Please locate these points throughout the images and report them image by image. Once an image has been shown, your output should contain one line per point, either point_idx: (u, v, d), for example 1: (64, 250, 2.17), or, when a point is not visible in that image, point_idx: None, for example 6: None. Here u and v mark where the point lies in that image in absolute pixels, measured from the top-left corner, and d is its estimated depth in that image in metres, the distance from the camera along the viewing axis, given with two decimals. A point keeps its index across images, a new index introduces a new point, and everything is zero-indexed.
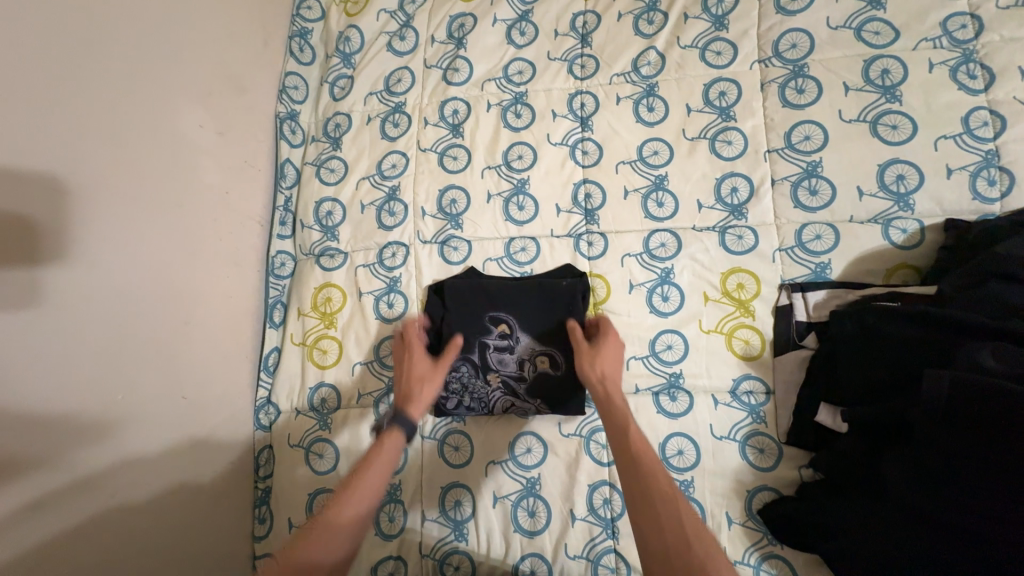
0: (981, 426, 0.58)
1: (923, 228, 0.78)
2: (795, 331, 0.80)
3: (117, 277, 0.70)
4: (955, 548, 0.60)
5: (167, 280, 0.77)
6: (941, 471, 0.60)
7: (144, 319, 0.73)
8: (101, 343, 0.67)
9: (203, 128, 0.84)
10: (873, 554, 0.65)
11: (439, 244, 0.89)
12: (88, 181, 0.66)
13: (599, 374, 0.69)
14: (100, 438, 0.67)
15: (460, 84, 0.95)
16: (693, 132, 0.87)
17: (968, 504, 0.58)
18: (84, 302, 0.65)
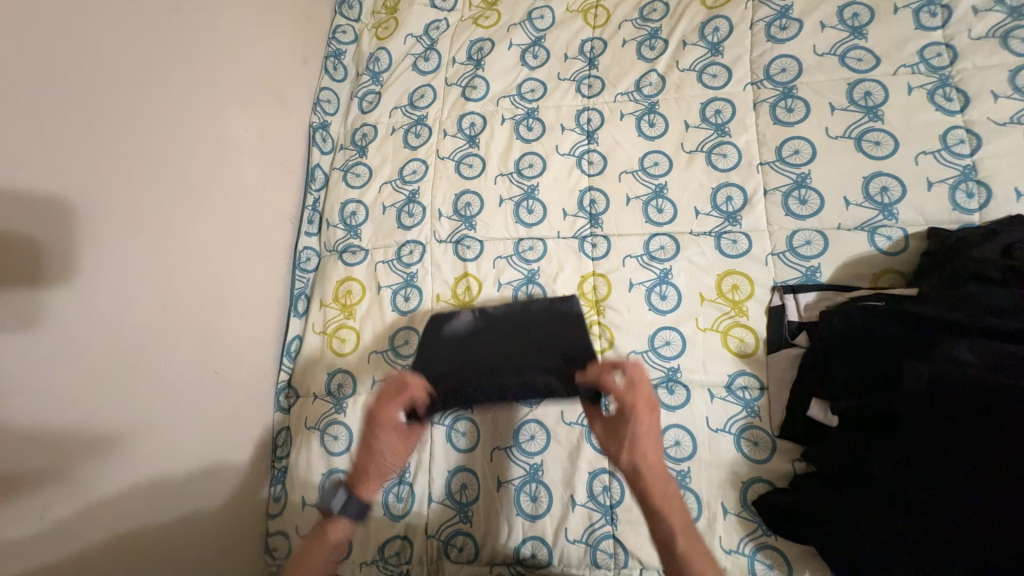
0: (980, 423, 0.59)
1: (907, 236, 0.83)
2: (787, 331, 0.84)
3: (157, 262, 0.76)
4: (953, 538, 0.60)
5: (200, 269, 0.83)
6: (934, 461, 0.62)
7: (175, 305, 0.79)
8: (140, 323, 0.73)
9: (245, 132, 0.94)
10: (870, 546, 0.66)
11: (453, 243, 0.97)
12: (141, 172, 0.74)
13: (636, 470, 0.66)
14: (131, 413, 0.72)
15: (478, 100, 1.04)
16: (691, 145, 0.94)
17: (962, 494, 0.60)
18: (131, 277, 0.73)
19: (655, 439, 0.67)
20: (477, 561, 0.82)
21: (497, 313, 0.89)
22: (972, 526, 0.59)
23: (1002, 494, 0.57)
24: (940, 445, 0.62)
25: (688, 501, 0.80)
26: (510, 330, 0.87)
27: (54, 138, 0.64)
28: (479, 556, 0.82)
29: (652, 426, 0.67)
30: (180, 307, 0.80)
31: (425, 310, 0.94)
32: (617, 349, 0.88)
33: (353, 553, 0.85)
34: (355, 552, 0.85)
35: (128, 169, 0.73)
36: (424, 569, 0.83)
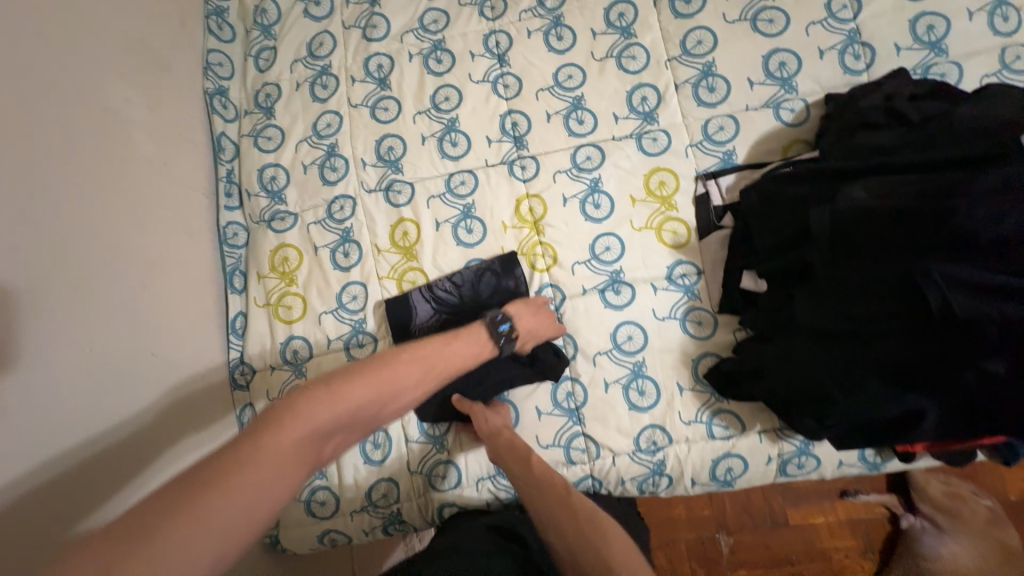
0: (878, 242, 0.64)
1: (808, 105, 0.88)
2: (714, 215, 0.89)
3: (54, 245, 0.67)
4: (879, 353, 0.65)
5: (105, 254, 0.75)
6: (847, 290, 0.67)
7: (79, 296, 0.70)
8: (54, 315, 0.66)
9: (130, 102, 0.86)
10: (808, 387, 0.70)
11: (383, 189, 0.94)
12: (27, 145, 0.66)
13: (497, 428, 0.78)
14: (52, 420, 0.63)
15: (380, 40, 0.99)
16: (601, 53, 0.94)
17: (872, 312, 0.65)
18: (47, 261, 0.66)
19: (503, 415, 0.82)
20: (462, 485, 0.85)
21: (451, 299, 0.90)
22: (897, 340, 0.64)
23: (903, 303, 0.63)
24: (851, 273, 0.66)
25: (647, 389, 0.85)
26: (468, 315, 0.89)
27: None
28: (463, 480, 0.85)
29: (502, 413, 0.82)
30: (88, 297, 0.71)
31: (368, 261, 0.92)
32: (561, 264, 0.90)
33: (342, 504, 0.86)
34: (343, 502, 0.86)
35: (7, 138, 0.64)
36: (414, 504, 0.86)
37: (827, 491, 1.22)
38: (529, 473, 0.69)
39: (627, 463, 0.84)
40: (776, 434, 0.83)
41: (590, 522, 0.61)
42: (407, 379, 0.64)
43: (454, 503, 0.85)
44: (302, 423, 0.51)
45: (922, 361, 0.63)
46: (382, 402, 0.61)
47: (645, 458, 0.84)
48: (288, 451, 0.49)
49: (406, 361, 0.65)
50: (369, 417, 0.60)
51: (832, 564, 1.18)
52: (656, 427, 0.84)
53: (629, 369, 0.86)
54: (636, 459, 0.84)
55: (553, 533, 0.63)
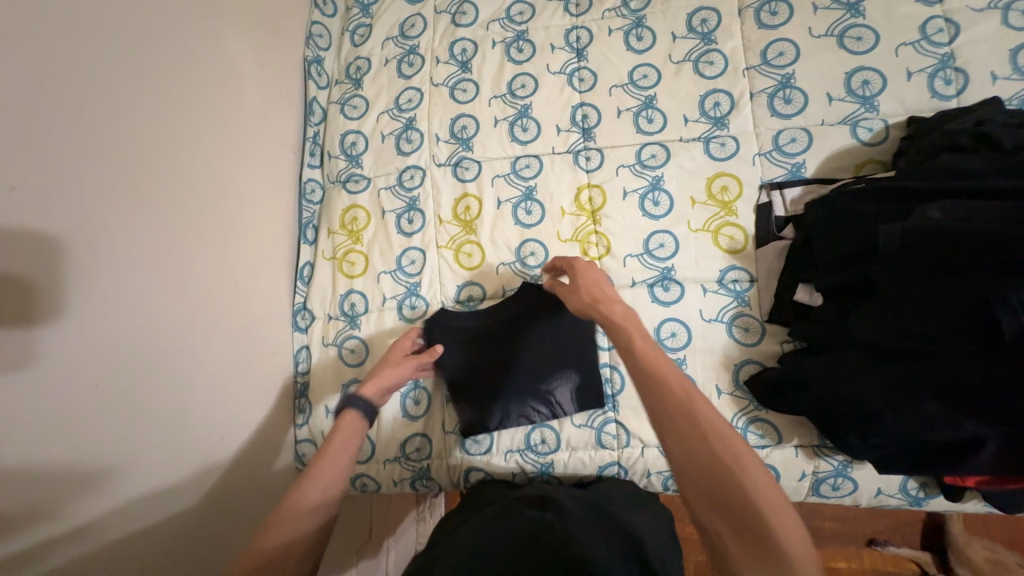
0: (952, 263, 0.63)
1: (888, 126, 0.87)
2: (775, 225, 0.89)
3: (166, 170, 0.76)
4: (942, 376, 0.63)
5: (206, 186, 0.83)
6: (911, 310, 0.66)
7: (181, 220, 0.78)
8: (160, 233, 0.74)
9: (243, 58, 0.95)
10: (856, 402, 0.69)
11: (452, 165, 1.00)
12: (157, 84, 0.76)
13: (589, 298, 0.68)
14: (141, 322, 0.70)
15: (467, 26, 1.05)
16: (678, 56, 0.96)
17: (933, 332, 0.64)
18: (161, 186, 0.75)
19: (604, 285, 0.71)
20: (492, 452, 0.89)
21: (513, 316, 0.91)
22: (962, 363, 0.63)
23: (971, 326, 0.61)
24: (915, 290, 0.65)
25: None
26: (549, 372, 0.86)
27: (86, 38, 0.65)
28: (494, 447, 0.89)
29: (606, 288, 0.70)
30: (183, 220, 0.79)
31: (430, 231, 0.98)
32: (614, 255, 0.92)
33: (378, 452, 0.91)
34: (378, 451, 0.91)
35: (142, 75, 0.73)
36: (444, 463, 0.90)
37: (852, 536, 1.17)
38: (632, 357, 0.57)
39: (655, 457, 0.85)
40: (813, 451, 0.82)
41: (701, 425, 0.50)
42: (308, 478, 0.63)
43: (481, 467, 0.89)
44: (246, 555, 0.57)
45: (987, 389, 0.61)
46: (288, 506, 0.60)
47: None
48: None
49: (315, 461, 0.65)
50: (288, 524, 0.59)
51: None
52: None
53: None
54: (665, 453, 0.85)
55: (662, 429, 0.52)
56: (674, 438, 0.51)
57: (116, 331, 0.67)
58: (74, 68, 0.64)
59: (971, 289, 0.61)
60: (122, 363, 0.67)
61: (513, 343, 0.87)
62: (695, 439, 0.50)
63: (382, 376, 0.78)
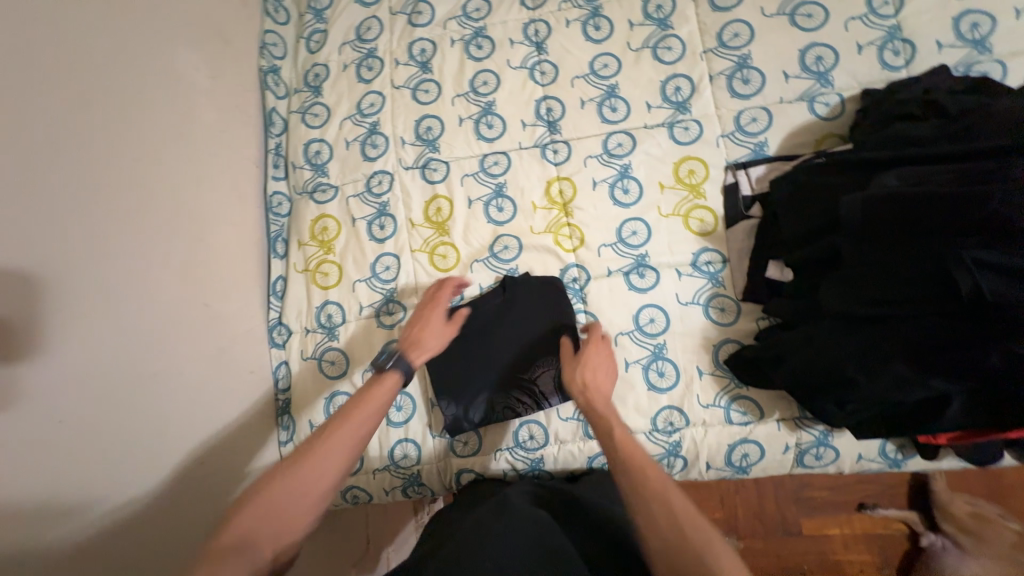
0: (910, 228, 0.66)
1: (844, 100, 0.88)
2: (742, 204, 0.90)
3: (121, 189, 0.74)
4: (911, 338, 0.65)
5: (164, 204, 0.81)
6: (877, 276, 0.67)
7: (141, 243, 0.76)
8: (119, 258, 0.72)
9: (196, 72, 0.93)
10: (831, 371, 0.71)
11: (420, 167, 0.99)
12: (105, 103, 0.73)
13: (582, 381, 0.73)
14: (107, 349, 0.68)
15: (425, 26, 1.04)
16: (637, 44, 0.97)
17: (897, 295, 0.66)
18: (117, 209, 0.73)
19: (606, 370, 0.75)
20: (482, 452, 0.88)
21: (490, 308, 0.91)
22: (928, 324, 0.64)
23: (931, 288, 0.63)
24: (879, 256, 0.67)
25: (667, 370, 0.87)
26: (530, 359, 0.87)
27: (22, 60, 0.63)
28: (483, 447, 0.88)
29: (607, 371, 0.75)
30: (144, 241, 0.76)
31: (402, 235, 0.97)
32: (588, 246, 0.92)
33: (366, 463, 0.90)
34: (367, 462, 0.90)
35: (87, 96, 0.71)
36: (434, 468, 0.89)
37: (843, 504, 1.20)
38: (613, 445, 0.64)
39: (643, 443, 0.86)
40: (794, 423, 0.84)
41: (678, 516, 0.56)
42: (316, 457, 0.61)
43: (472, 468, 0.89)
44: (241, 519, 0.57)
45: (951, 348, 0.63)
46: (290, 488, 0.59)
47: (661, 437, 0.86)
48: (229, 553, 0.54)
49: (335, 431, 0.62)
50: (296, 499, 0.59)
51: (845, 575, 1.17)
52: (674, 408, 0.86)
53: (650, 350, 0.88)
54: (652, 438, 0.86)
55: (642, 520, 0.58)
56: (651, 529, 0.57)
57: (80, 361, 0.65)
58: (12, 93, 0.61)
59: (931, 252, 0.63)
60: (87, 395, 0.65)
61: (495, 335, 0.89)
62: (670, 532, 0.55)
63: (419, 339, 0.76)
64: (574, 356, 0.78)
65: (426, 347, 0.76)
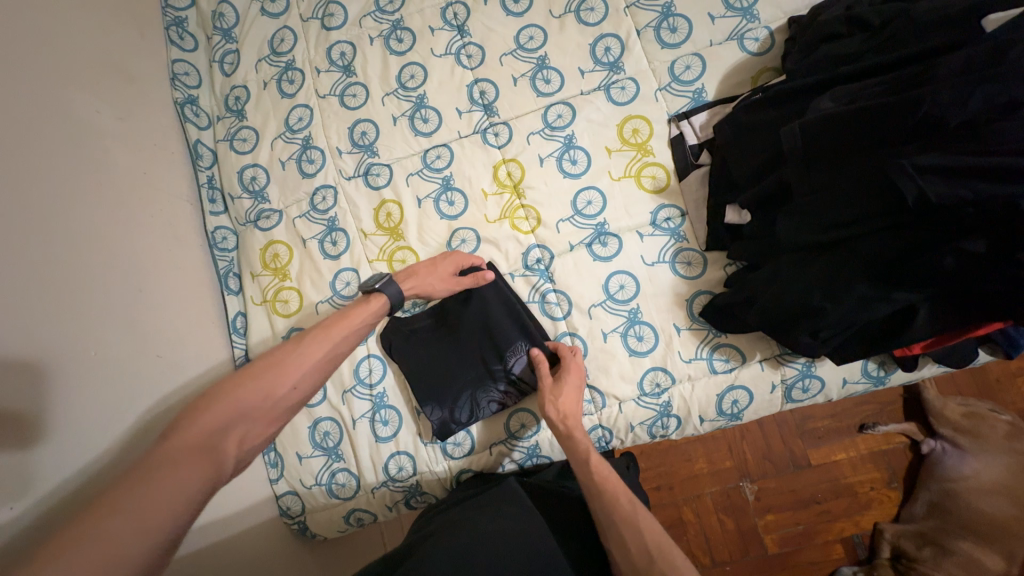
0: (849, 148, 0.66)
1: (772, 33, 0.88)
2: (691, 154, 0.89)
3: (45, 251, 0.69)
4: (870, 254, 0.65)
5: (96, 260, 0.76)
6: (829, 199, 0.68)
7: (81, 303, 0.71)
8: (60, 323, 0.68)
9: (100, 115, 0.87)
10: (799, 302, 0.71)
11: (362, 175, 0.95)
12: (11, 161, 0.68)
13: (562, 412, 0.77)
14: (55, 423, 0.64)
15: (340, 28, 1.00)
16: (559, 9, 0.94)
17: (852, 216, 0.66)
18: (46, 271, 0.68)
19: (575, 388, 0.79)
20: (477, 450, 0.87)
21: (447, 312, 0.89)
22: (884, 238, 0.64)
23: (879, 201, 0.64)
24: (830, 181, 0.68)
25: (646, 333, 0.86)
26: (501, 350, 0.86)
27: None
28: (477, 444, 0.87)
29: (574, 386, 0.79)
30: (81, 302, 0.71)
31: (355, 247, 0.93)
32: (546, 224, 0.91)
33: (363, 484, 0.88)
34: (363, 481, 0.88)
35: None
36: (432, 474, 0.87)
37: (844, 429, 1.23)
38: (589, 476, 0.69)
39: (634, 409, 0.86)
40: (777, 360, 0.85)
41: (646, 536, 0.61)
42: (292, 366, 0.64)
43: (470, 468, 0.87)
44: (196, 429, 0.53)
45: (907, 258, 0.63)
46: (260, 398, 0.59)
47: (651, 401, 0.86)
48: (186, 455, 0.50)
49: (314, 341, 0.68)
50: (270, 403, 0.61)
51: (858, 497, 1.19)
52: (658, 369, 0.86)
53: (625, 317, 0.87)
54: (642, 403, 0.86)
55: (619, 554, 0.63)
56: (620, 546, 0.63)
57: (30, 440, 0.61)
58: None
59: (871, 169, 0.64)
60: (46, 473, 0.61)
61: (460, 336, 0.88)
62: (642, 561, 0.60)
63: (420, 275, 0.84)
64: (553, 381, 0.80)
65: (426, 287, 0.84)
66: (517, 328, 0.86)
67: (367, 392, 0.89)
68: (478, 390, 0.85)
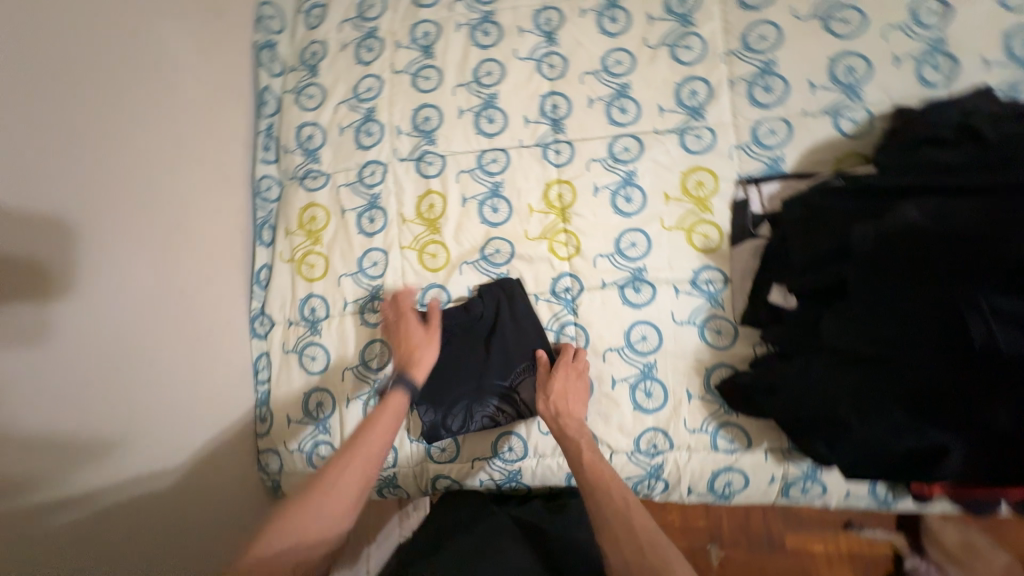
0: (922, 268, 0.61)
1: (871, 117, 0.82)
2: (750, 222, 0.85)
3: (99, 173, 0.71)
4: (916, 384, 0.62)
5: (145, 190, 0.78)
6: (882, 317, 0.63)
7: (121, 228, 0.73)
8: (97, 246, 0.70)
9: (182, 46, 0.88)
10: (824, 410, 0.68)
11: (415, 159, 0.94)
12: (90, 82, 0.70)
13: (554, 409, 0.78)
14: (76, 339, 0.66)
15: (430, 6, 0.98)
16: (654, 39, 0.90)
17: (903, 341, 0.62)
18: (97, 193, 0.70)
19: (573, 387, 0.80)
20: (460, 459, 0.87)
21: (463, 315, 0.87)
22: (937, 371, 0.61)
23: (940, 332, 0.60)
24: (892, 298, 0.62)
25: (655, 390, 0.84)
26: (510, 367, 0.85)
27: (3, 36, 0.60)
28: (461, 453, 0.87)
29: (575, 385, 0.81)
30: (122, 228, 0.73)
31: (391, 228, 0.93)
32: (583, 255, 0.88)
33: None
34: None
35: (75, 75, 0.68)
36: (410, 471, 0.88)
37: (828, 523, 1.18)
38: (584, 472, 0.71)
39: (624, 462, 0.84)
40: (782, 454, 0.81)
41: (636, 528, 0.63)
42: (341, 477, 0.65)
43: (448, 475, 0.87)
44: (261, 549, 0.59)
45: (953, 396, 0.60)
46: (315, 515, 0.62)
47: (643, 459, 0.84)
48: None
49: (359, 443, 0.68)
50: (323, 522, 0.63)
51: None
52: (658, 431, 0.83)
53: (639, 369, 0.85)
54: (633, 459, 0.84)
55: (606, 543, 0.64)
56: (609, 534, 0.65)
57: (50, 351, 0.63)
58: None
59: (943, 297, 0.59)
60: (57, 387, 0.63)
61: (472, 341, 0.87)
62: (631, 550, 0.62)
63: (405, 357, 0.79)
64: (546, 373, 0.82)
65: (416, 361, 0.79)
66: (526, 339, 0.86)
67: (371, 374, 0.89)
68: (479, 400, 0.84)
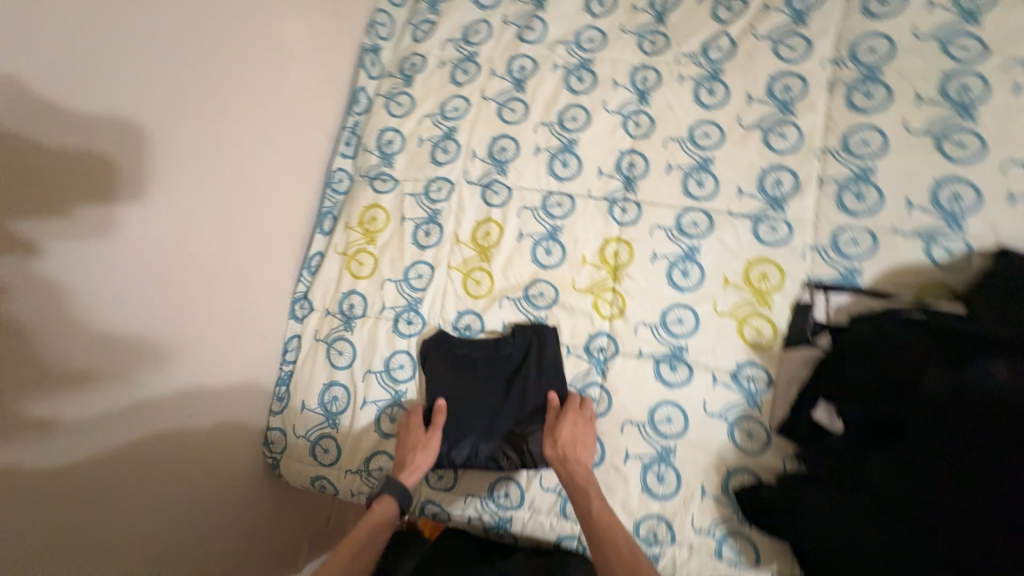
0: (1000, 437, 0.55)
1: (970, 251, 0.76)
2: (810, 328, 0.79)
3: (195, 143, 0.77)
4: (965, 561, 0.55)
5: (230, 164, 0.83)
6: (940, 474, 0.58)
7: (201, 195, 0.79)
8: (177, 209, 0.75)
9: (296, 39, 0.95)
10: (848, 553, 0.63)
11: (483, 185, 0.95)
12: (208, 62, 0.77)
13: (561, 453, 0.78)
14: (143, 290, 0.71)
15: (533, 43, 1.00)
16: (749, 120, 0.88)
17: (959, 509, 0.56)
18: (189, 161, 0.76)
19: (583, 434, 0.79)
20: (455, 490, 0.86)
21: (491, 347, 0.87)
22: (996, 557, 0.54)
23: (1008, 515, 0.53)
24: (956, 457, 0.58)
25: (667, 477, 0.80)
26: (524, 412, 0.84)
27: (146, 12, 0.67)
28: (457, 484, 0.86)
29: (584, 433, 0.79)
30: (203, 196, 0.79)
31: (444, 246, 0.94)
32: (626, 319, 0.86)
33: (341, 460, 0.90)
34: (343, 459, 0.90)
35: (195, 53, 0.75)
36: None
37: None
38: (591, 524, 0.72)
39: None
40: None
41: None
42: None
43: (438, 503, 0.86)
44: None
45: None
46: None
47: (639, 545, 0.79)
48: None
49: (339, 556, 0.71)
50: None
51: None
52: (662, 520, 0.79)
53: (656, 450, 0.81)
54: None
55: None
56: None
57: (115, 297, 0.68)
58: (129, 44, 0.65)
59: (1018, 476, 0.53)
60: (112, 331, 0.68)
61: (493, 374, 0.87)
62: None
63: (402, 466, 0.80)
64: (555, 417, 0.81)
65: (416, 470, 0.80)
66: (546, 385, 0.84)
67: (390, 382, 0.90)
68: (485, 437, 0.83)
